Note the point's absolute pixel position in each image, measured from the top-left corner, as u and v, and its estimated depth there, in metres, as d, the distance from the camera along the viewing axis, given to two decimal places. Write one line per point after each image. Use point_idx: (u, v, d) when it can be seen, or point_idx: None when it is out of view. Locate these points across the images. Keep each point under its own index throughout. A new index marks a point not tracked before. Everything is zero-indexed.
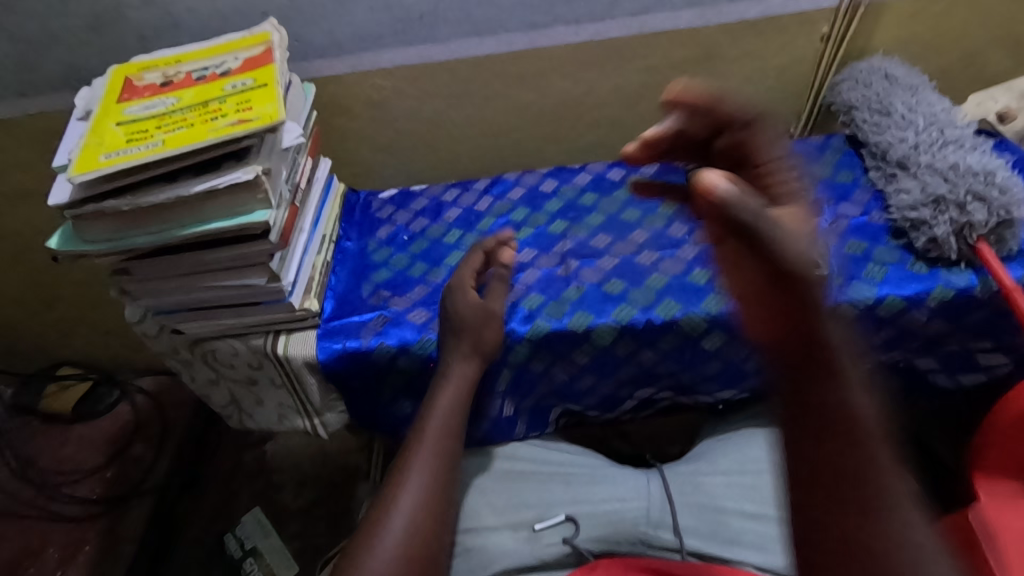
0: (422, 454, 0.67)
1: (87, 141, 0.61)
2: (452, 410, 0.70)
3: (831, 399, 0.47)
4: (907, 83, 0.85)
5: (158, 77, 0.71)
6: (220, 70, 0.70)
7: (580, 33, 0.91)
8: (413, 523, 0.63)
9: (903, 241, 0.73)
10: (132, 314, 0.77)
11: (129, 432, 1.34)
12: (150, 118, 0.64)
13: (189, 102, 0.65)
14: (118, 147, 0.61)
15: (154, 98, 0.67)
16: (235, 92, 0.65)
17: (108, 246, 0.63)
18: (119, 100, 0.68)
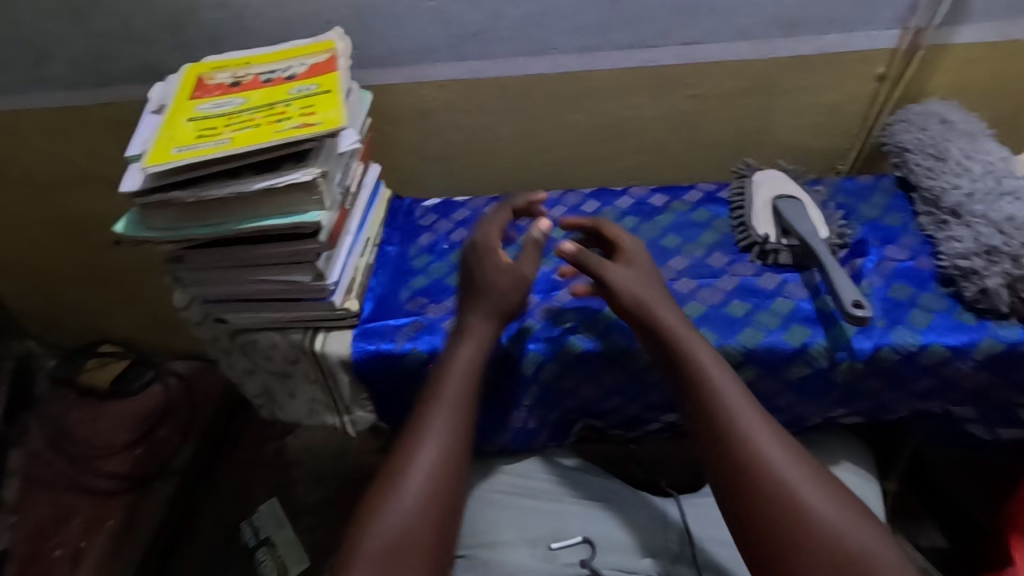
0: (445, 394, 0.65)
1: (162, 134, 0.65)
2: (476, 357, 0.68)
3: (729, 448, 0.59)
4: (964, 128, 0.83)
5: (228, 78, 0.75)
6: (287, 74, 0.73)
7: (633, 59, 0.92)
8: (436, 468, 0.61)
9: (951, 289, 0.72)
10: (181, 300, 0.81)
11: (159, 412, 1.37)
12: (219, 117, 0.67)
13: (257, 104, 0.68)
14: (188, 142, 0.63)
15: (223, 98, 0.70)
16: (305, 95, 0.68)
17: (168, 235, 0.66)
18: (190, 97, 0.71)
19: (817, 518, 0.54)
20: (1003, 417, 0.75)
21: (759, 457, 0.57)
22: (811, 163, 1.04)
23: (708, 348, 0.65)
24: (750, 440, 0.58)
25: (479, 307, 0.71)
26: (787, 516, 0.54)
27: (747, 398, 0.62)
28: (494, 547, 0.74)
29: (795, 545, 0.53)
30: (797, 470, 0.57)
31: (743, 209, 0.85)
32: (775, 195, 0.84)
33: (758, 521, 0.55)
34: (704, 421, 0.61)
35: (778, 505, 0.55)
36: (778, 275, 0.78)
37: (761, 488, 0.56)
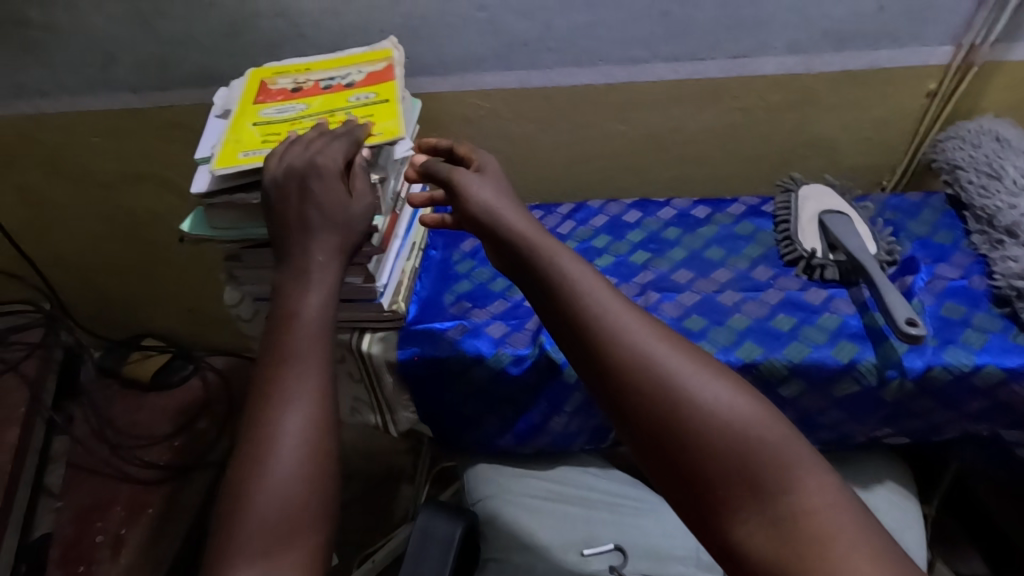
0: (300, 341, 0.52)
1: (227, 138, 0.68)
2: (325, 308, 0.55)
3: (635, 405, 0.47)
4: (1020, 147, 0.82)
5: (289, 83, 0.77)
6: (345, 81, 0.76)
7: (678, 71, 0.93)
8: (308, 433, 0.47)
9: (1007, 310, 0.71)
10: (231, 298, 0.82)
11: (197, 406, 1.41)
12: (282, 122, 0.70)
13: (317, 110, 0.71)
14: (254, 147, 0.66)
15: (286, 103, 0.73)
16: (364, 104, 0.71)
17: (231, 234, 0.68)
18: (254, 102, 0.74)
19: (700, 413, 0.46)
20: None
21: (634, 354, 0.49)
22: (855, 178, 1.03)
23: (568, 250, 0.57)
24: (621, 338, 0.50)
25: (325, 243, 0.59)
26: (670, 410, 0.46)
27: (637, 325, 0.51)
28: (526, 551, 0.74)
29: (683, 445, 0.45)
30: (686, 364, 0.48)
31: (789, 224, 0.84)
32: (822, 210, 0.84)
33: (651, 426, 0.47)
34: (573, 326, 0.52)
35: (661, 407, 0.47)
36: (824, 291, 0.77)
37: (646, 391, 0.47)
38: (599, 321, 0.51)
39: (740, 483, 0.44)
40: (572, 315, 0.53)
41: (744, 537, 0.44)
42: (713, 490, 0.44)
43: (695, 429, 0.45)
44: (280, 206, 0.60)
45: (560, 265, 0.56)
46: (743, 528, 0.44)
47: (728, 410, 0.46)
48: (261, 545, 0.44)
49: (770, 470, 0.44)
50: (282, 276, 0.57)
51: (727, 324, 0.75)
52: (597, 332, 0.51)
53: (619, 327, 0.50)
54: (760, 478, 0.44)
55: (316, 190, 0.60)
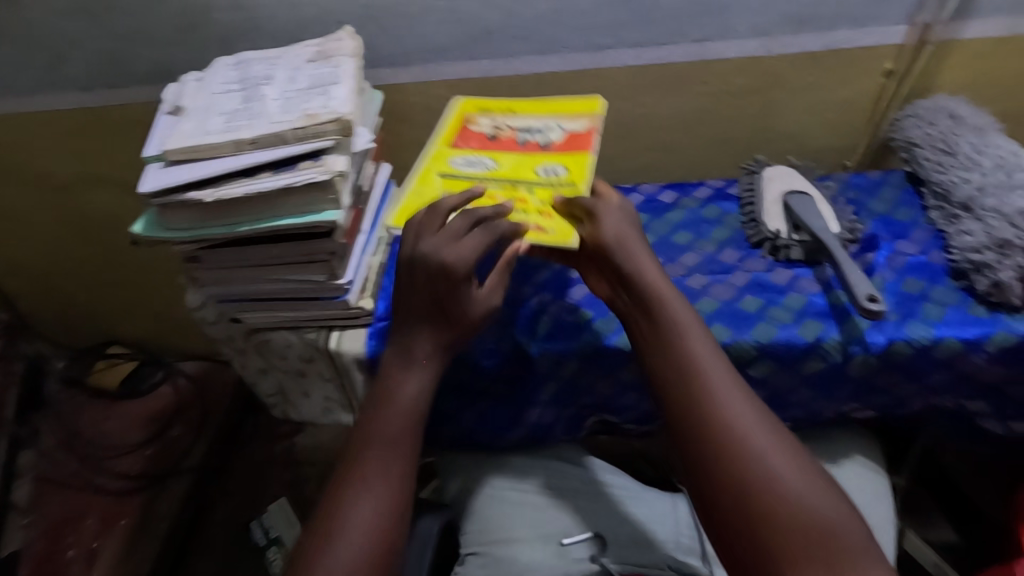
0: (388, 426, 0.60)
1: (405, 193, 0.72)
2: (418, 398, 0.62)
3: (727, 465, 0.52)
4: (973, 124, 0.83)
5: (488, 125, 0.80)
6: (580, 139, 0.75)
7: (641, 56, 0.92)
8: (381, 505, 0.55)
9: (964, 283, 0.72)
10: (195, 300, 0.81)
11: (170, 413, 1.37)
12: (467, 180, 0.73)
13: (504, 177, 0.73)
14: (431, 208, 0.70)
15: (476, 153, 0.76)
16: (545, 182, 0.71)
17: (187, 235, 0.66)
18: (449, 144, 0.78)
19: (771, 476, 0.51)
20: (1015, 411, 0.76)
21: (724, 411, 0.54)
22: (820, 159, 1.05)
23: (691, 311, 0.62)
24: (714, 396, 0.55)
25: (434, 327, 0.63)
26: (746, 466, 0.52)
27: (743, 395, 0.56)
28: (506, 543, 0.75)
29: (764, 516, 0.49)
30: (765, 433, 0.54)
31: (754, 206, 0.85)
32: (785, 192, 0.84)
33: (724, 476, 0.52)
34: (678, 382, 0.57)
35: (737, 462, 0.52)
36: (790, 271, 0.78)
37: (728, 444, 0.53)
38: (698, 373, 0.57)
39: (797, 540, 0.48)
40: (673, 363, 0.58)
41: None
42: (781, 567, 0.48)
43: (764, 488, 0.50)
44: (410, 300, 0.63)
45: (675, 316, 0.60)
46: None
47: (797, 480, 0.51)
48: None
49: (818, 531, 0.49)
50: (389, 360, 0.64)
51: (696, 308, 0.75)
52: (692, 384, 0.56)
53: (719, 394, 0.55)
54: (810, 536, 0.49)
55: (444, 291, 0.61)
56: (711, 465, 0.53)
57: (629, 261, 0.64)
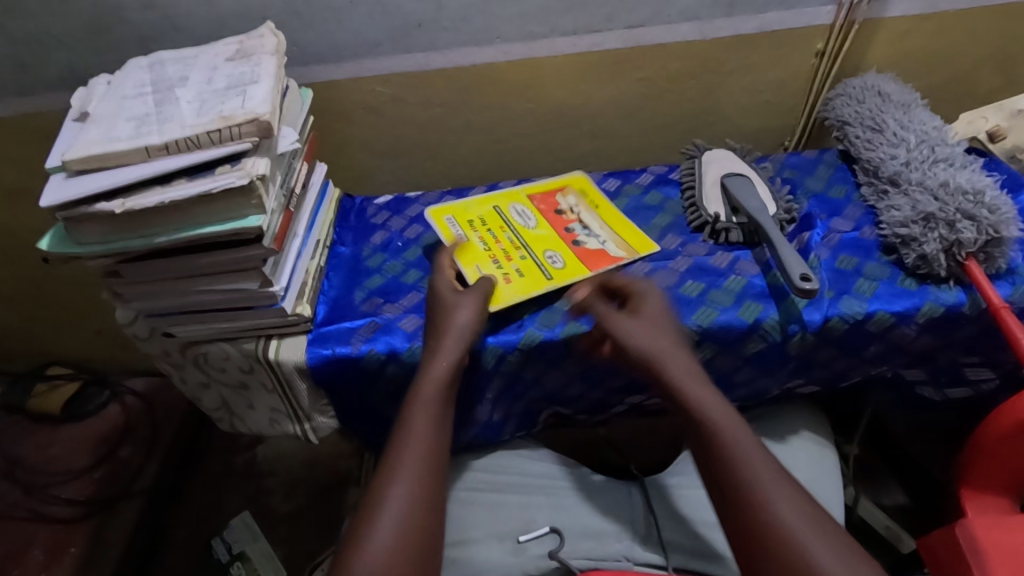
0: (416, 418, 0.62)
1: (464, 206, 0.85)
2: (441, 386, 0.64)
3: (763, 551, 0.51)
4: (899, 100, 0.85)
5: (568, 204, 0.86)
6: (604, 250, 0.79)
7: (578, 44, 0.92)
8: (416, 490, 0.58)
9: (894, 257, 0.74)
10: (125, 316, 0.77)
11: (119, 433, 1.32)
12: (502, 226, 0.82)
13: (524, 237, 0.80)
14: (458, 225, 0.82)
15: (532, 217, 0.84)
16: (538, 263, 0.77)
17: (100, 248, 0.63)
18: (527, 201, 0.86)
19: (813, 565, 0.49)
20: (950, 377, 0.78)
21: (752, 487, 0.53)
22: (760, 140, 1.06)
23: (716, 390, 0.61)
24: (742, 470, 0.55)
25: (461, 320, 0.67)
26: (773, 544, 0.51)
27: (778, 475, 0.54)
28: (461, 545, 0.71)
29: None
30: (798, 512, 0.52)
31: (694, 190, 0.85)
32: (724, 174, 0.85)
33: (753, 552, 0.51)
34: (708, 464, 0.57)
35: (764, 539, 0.51)
36: (730, 254, 0.79)
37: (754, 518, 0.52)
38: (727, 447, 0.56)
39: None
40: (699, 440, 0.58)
41: None
42: None
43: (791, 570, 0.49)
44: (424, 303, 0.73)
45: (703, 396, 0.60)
46: None
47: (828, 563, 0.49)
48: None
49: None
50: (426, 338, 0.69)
51: None
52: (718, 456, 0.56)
53: (754, 476, 0.54)
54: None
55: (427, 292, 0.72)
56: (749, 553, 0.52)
57: (653, 351, 0.64)
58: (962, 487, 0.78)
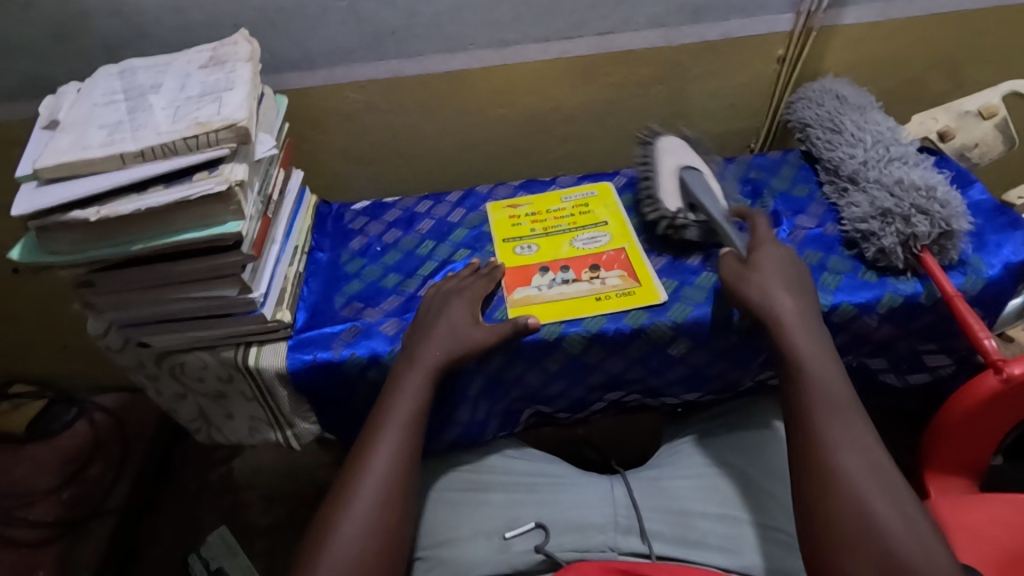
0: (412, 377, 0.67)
1: (616, 204, 0.89)
2: (421, 391, 0.66)
3: (829, 485, 0.54)
4: (855, 103, 0.89)
5: (613, 273, 0.78)
6: (531, 281, 0.79)
7: (549, 51, 0.94)
8: (386, 482, 0.60)
9: (855, 251, 0.78)
10: (97, 328, 0.76)
11: (88, 450, 1.27)
12: (579, 225, 0.86)
13: (561, 238, 0.84)
14: (577, 199, 0.90)
15: (592, 248, 0.82)
16: (519, 237, 0.85)
17: (73, 257, 0.62)
18: (611, 248, 0.82)
19: (872, 518, 0.51)
20: (910, 365, 0.82)
21: (840, 456, 0.55)
22: (725, 144, 1.10)
23: (817, 341, 0.63)
24: (832, 432, 0.56)
25: (438, 341, 0.69)
26: (853, 505, 0.52)
27: (858, 430, 0.57)
28: (447, 544, 0.71)
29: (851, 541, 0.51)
30: (884, 490, 0.53)
31: (649, 184, 0.84)
32: (681, 167, 0.83)
33: (830, 509, 0.53)
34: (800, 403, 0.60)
35: (843, 498, 0.53)
36: (701, 251, 0.81)
37: (837, 477, 0.54)
38: (834, 410, 0.58)
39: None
40: (799, 394, 0.60)
41: None
42: None
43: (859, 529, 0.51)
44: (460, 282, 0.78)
45: (817, 361, 0.61)
46: None
47: (904, 538, 0.50)
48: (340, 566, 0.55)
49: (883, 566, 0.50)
50: (414, 331, 0.72)
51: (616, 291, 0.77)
52: (812, 418, 0.58)
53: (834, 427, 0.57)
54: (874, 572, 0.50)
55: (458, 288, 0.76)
56: (812, 491, 0.55)
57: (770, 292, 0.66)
58: (927, 470, 0.81)
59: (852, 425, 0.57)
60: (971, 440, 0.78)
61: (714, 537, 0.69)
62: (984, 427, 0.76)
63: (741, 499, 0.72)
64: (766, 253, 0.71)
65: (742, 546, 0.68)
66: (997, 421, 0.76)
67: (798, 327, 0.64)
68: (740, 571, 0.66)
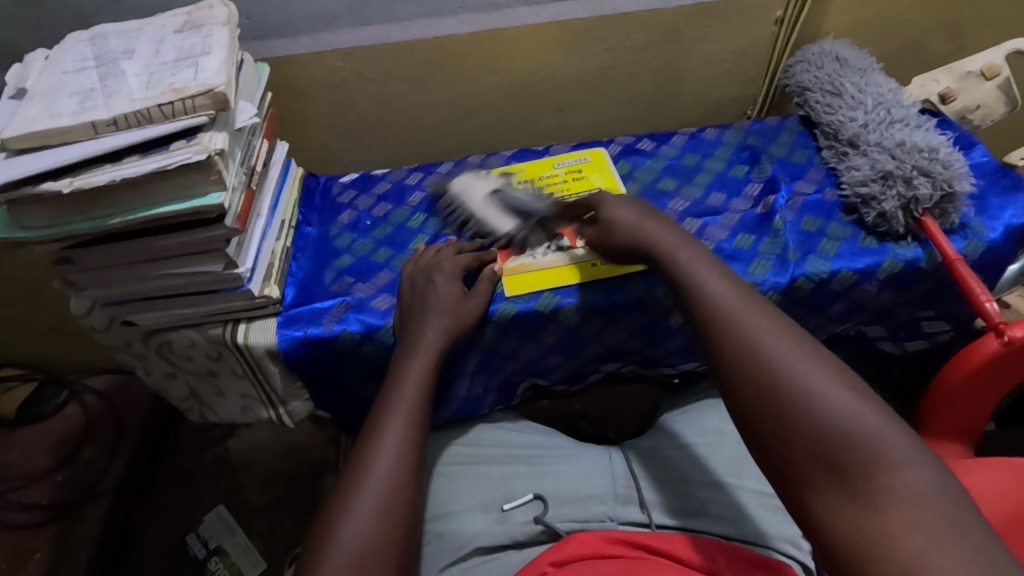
0: (415, 359, 0.65)
1: (609, 169, 0.87)
2: (426, 379, 0.64)
3: (731, 352, 0.50)
4: (856, 65, 0.87)
5: None
6: (524, 249, 0.77)
7: (541, 14, 0.90)
8: (397, 471, 0.56)
9: (855, 216, 0.76)
10: (79, 307, 0.74)
11: (80, 433, 1.25)
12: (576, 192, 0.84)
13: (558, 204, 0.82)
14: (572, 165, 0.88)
15: None
16: None
17: (48, 233, 0.60)
18: None
19: (783, 371, 0.46)
20: (909, 332, 0.82)
21: (736, 322, 0.51)
22: (722, 111, 1.08)
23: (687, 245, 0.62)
24: (723, 302, 0.53)
25: (435, 324, 0.67)
26: (759, 381, 0.47)
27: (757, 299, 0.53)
28: (446, 517, 0.70)
29: (766, 405, 0.46)
30: (799, 352, 0.48)
31: (469, 218, 0.80)
32: (488, 193, 0.80)
33: (744, 397, 0.48)
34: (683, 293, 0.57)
35: (753, 383, 0.47)
36: (699, 220, 0.80)
37: (743, 365, 0.48)
38: (725, 310, 0.53)
39: (822, 475, 0.42)
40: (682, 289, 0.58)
41: (838, 517, 0.40)
42: (794, 460, 0.43)
43: (794, 414, 0.44)
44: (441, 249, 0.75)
45: (691, 267, 0.58)
46: (826, 504, 0.41)
47: (819, 385, 0.45)
48: (354, 553, 0.50)
49: (875, 471, 0.40)
50: (409, 311, 0.70)
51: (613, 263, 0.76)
52: (705, 316, 0.53)
53: (729, 300, 0.53)
54: (887, 496, 0.39)
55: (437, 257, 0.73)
56: (720, 371, 0.50)
57: (639, 223, 0.66)
58: (923, 434, 0.81)
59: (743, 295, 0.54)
60: (966, 406, 0.77)
61: (714, 506, 0.68)
62: (981, 392, 0.76)
63: (739, 467, 0.71)
64: (617, 205, 0.69)
65: (741, 516, 0.66)
66: (994, 385, 0.75)
67: (667, 238, 0.63)
68: (741, 538, 0.64)
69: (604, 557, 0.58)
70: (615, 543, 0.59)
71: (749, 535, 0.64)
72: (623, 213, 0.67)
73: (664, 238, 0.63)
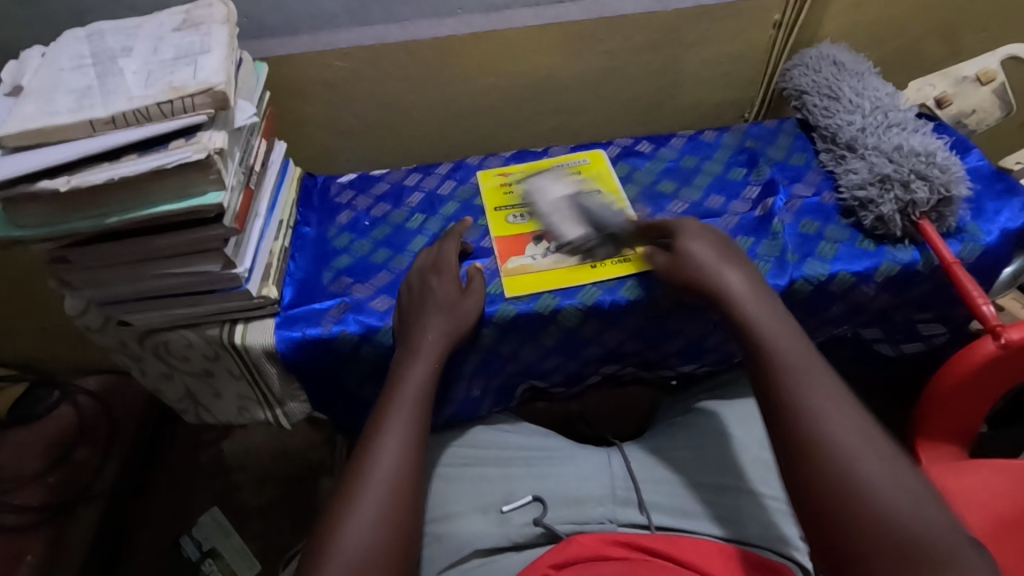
0: (416, 361, 0.64)
1: (608, 171, 0.87)
2: (427, 382, 0.63)
3: (801, 428, 0.51)
4: (853, 69, 0.87)
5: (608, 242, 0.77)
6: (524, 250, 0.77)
7: (541, 16, 0.90)
8: (398, 474, 0.56)
9: (852, 219, 0.77)
10: (74, 306, 0.73)
11: (72, 435, 1.24)
12: (574, 193, 0.84)
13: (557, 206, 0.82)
14: (571, 167, 0.88)
15: (587, 216, 0.81)
16: (511, 207, 0.83)
17: (44, 232, 0.59)
18: (608, 216, 0.80)
19: (853, 461, 0.48)
20: (905, 334, 0.83)
21: (807, 400, 0.52)
22: (720, 113, 1.08)
23: (766, 302, 0.62)
24: (795, 378, 0.54)
25: (435, 325, 0.67)
26: (830, 465, 0.48)
27: (836, 384, 0.54)
28: (445, 519, 0.70)
29: (836, 486, 0.47)
30: (871, 449, 0.49)
31: (540, 215, 0.81)
32: (563, 196, 0.82)
33: (809, 471, 0.49)
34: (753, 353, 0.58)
35: (821, 464, 0.49)
36: (698, 222, 0.80)
37: (814, 443, 0.50)
38: (799, 383, 0.54)
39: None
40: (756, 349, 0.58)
41: None
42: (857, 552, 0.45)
43: (864, 505, 0.46)
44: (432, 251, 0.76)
45: (774, 328, 0.59)
46: None
47: (891, 487, 0.46)
48: (355, 557, 0.50)
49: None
50: (408, 312, 0.69)
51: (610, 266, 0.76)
52: (782, 379, 0.55)
53: (803, 378, 0.54)
54: None
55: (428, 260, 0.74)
56: (784, 441, 0.52)
57: (717, 265, 0.65)
58: (917, 438, 0.81)
59: (816, 371, 0.55)
60: (961, 408, 0.78)
61: (713, 508, 0.68)
62: (976, 395, 0.76)
63: (738, 469, 0.71)
64: (696, 239, 0.67)
65: (740, 518, 0.66)
66: (987, 389, 0.76)
67: (750, 289, 0.63)
68: (741, 541, 0.64)
69: (604, 559, 0.58)
70: (615, 546, 0.59)
71: (748, 538, 0.64)
72: (705, 248, 0.66)
73: (741, 290, 0.63)
